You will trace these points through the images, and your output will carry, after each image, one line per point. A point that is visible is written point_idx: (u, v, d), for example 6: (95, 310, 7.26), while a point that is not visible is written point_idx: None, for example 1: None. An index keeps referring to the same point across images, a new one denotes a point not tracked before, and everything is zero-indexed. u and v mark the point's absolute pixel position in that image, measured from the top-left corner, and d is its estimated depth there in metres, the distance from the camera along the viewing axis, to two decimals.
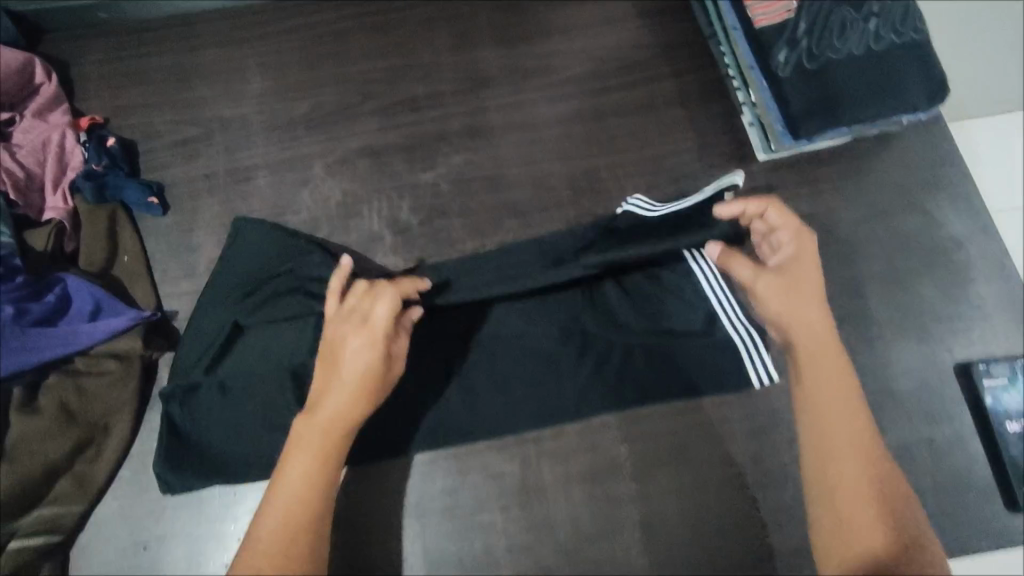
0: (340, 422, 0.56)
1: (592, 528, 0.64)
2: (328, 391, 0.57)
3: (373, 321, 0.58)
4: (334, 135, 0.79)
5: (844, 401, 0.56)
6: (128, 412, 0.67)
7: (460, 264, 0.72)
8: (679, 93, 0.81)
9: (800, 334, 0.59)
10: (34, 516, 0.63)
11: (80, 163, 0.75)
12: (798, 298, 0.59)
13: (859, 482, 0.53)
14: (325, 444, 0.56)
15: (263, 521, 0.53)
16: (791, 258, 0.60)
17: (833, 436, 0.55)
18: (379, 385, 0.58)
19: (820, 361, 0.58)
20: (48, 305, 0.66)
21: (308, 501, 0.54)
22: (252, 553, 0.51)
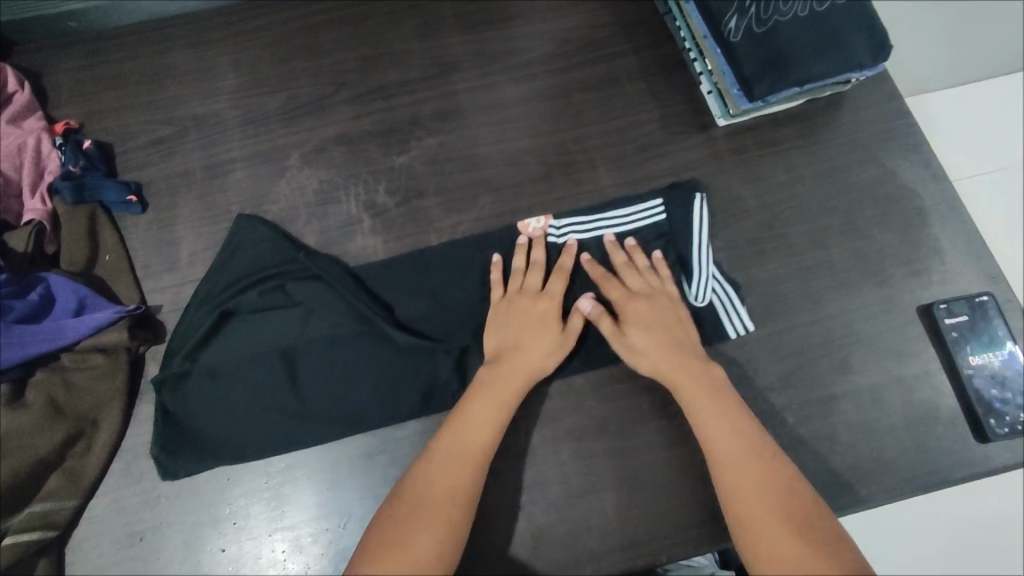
0: (521, 368, 0.66)
1: (581, 485, 0.66)
2: (517, 347, 0.67)
3: (558, 294, 0.70)
4: (308, 126, 0.81)
5: (744, 439, 0.61)
6: (119, 404, 0.67)
7: (449, 248, 0.75)
8: (641, 69, 0.84)
9: (666, 366, 0.65)
10: (25, 514, 0.62)
11: (57, 166, 0.76)
12: (650, 342, 0.66)
13: (763, 497, 0.57)
14: (501, 394, 0.64)
15: (432, 461, 0.60)
16: (644, 310, 0.68)
17: (728, 456, 0.60)
18: (562, 348, 0.67)
19: (707, 405, 0.63)
20: (32, 303, 0.66)
21: (476, 434, 0.62)
22: (424, 486, 0.59)
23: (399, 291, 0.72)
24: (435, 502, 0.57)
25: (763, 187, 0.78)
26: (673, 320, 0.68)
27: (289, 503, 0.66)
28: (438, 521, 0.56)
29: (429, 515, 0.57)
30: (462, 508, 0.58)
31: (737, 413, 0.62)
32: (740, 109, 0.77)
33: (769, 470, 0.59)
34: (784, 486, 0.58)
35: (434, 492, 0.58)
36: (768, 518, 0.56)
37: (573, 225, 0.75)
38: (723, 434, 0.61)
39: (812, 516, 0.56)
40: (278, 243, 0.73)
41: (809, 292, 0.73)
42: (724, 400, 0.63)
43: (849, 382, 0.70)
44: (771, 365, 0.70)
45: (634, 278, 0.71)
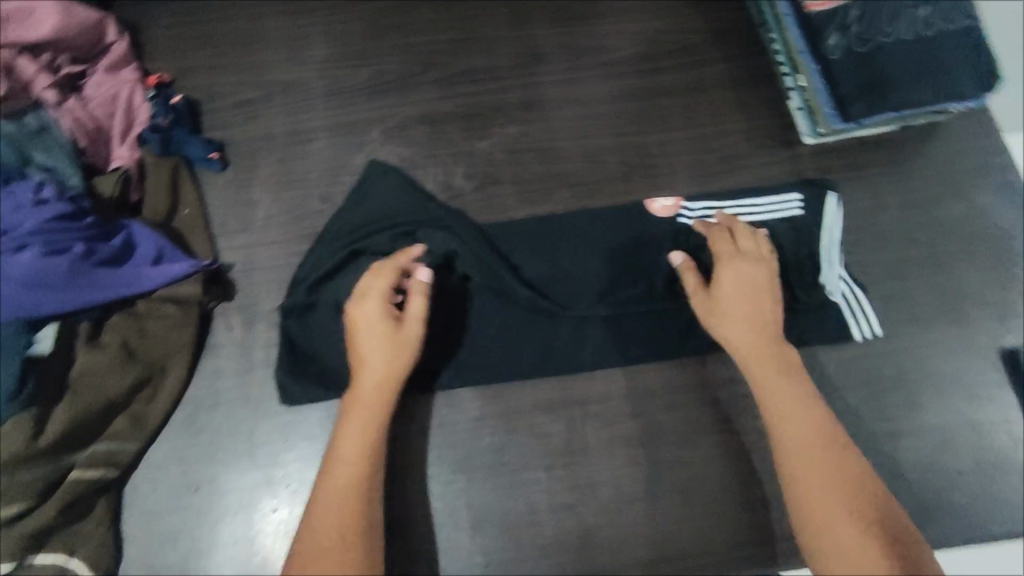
0: (382, 373, 0.62)
1: (635, 490, 0.65)
2: (363, 359, 0.62)
3: (379, 290, 0.63)
4: (393, 103, 0.82)
5: (816, 428, 0.59)
6: (186, 355, 0.68)
7: (556, 219, 0.75)
8: (730, 79, 0.83)
9: (745, 339, 0.64)
10: (90, 452, 0.63)
11: (146, 118, 0.78)
12: (738, 308, 0.65)
13: (843, 495, 0.55)
14: (353, 423, 0.60)
15: (316, 508, 0.57)
16: (733, 276, 0.66)
17: (798, 449, 0.58)
18: (409, 340, 0.62)
19: (779, 387, 0.61)
20: (115, 247, 0.67)
21: (359, 461, 0.59)
22: (315, 538, 0.55)
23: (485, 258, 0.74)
24: (332, 549, 0.54)
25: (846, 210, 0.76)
26: (765, 289, 0.66)
27: None
28: (344, 573, 0.53)
29: (325, 571, 0.53)
30: (357, 545, 0.55)
31: (807, 395, 0.61)
32: (831, 127, 0.75)
33: (842, 463, 0.57)
34: (852, 475, 0.56)
35: (325, 545, 0.54)
36: (835, 511, 0.55)
37: (704, 210, 0.75)
38: (796, 417, 0.59)
39: (880, 509, 0.55)
40: (370, 205, 0.76)
41: (886, 323, 0.71)
42: (795, 381, 0.61)
43: (920, 418, 0.68)
44: (839, 393, 0.68)
45: (726, 241, 0.68)
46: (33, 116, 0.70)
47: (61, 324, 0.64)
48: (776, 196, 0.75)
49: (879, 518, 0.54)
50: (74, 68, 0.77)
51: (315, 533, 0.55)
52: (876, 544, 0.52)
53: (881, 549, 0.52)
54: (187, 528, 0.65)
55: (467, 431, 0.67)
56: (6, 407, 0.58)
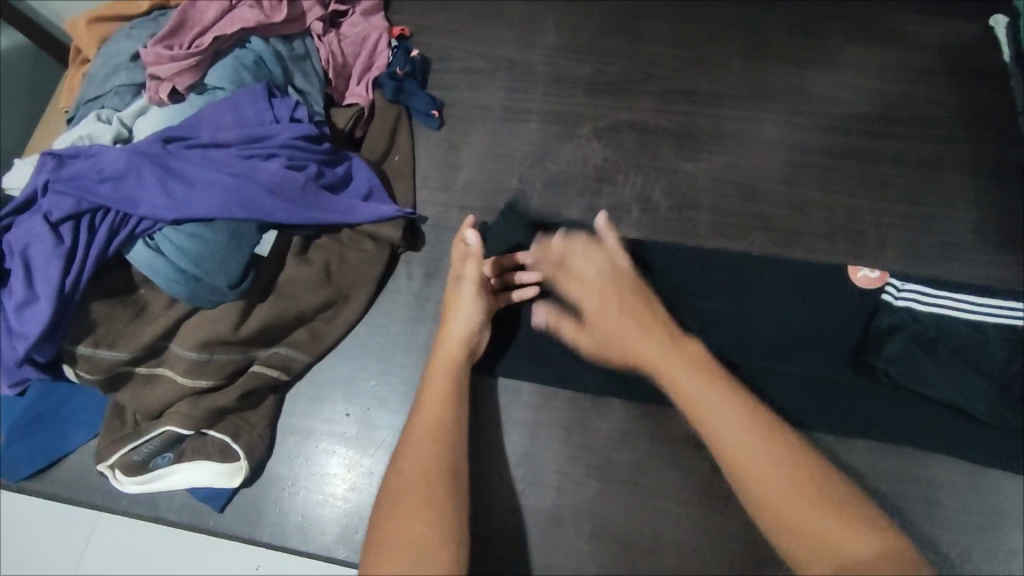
0: (464, 331, 0.64)
1: (767, 555, 0.62)
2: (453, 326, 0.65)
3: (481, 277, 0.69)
4: (609, 104, 0.83)
5: (707, 379, 0.55)
6: (370, 291, 0.73)
7: (747, 258, 0.73)
8: (971, 163, 0.77)
9: (591, 303, 0.63)
10: (272, 352, 0.69)
11: (384, 64, 0.83)
12: (581, 273, 0.65)
13: (748, 456, 0.50)
14: (449, 371, 0.62)
15: (404, 451, 0.56)
16: (588, 325, 0.64)
17: (706, 409, 0.53)
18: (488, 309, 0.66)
19: (671, 365, 0.56)
20: (338, 175, 0.73)
21: (440, 415, 0.58)
22: (403, 475, 0.54)
23: (665, 278, 0.73)
24: (420, 486, 0.53)
25: None
26: (600, 300, 0.63)
27: (480, 442, 0.68)
28: (436, 512, 0.51)
29: (409, 508, 0.51)
30: (442, 491, 0.53)
31: (708, 369, 0.56)
32: None
33: (739, 413, 0.52)
34: (750, 426, 0.52)
35: (408, 484, 0.53)
36: (764, 468, 0.49)
37: (914, 292, 0.69)
38: (694, 385, 0.55)
39: (809, 466, 0.50)
40: (564, 199, 0.78)
41: None
42: (687, 354, 0.57)
43: None
44: (1017, 529, 0.62)
45: (578, 242, 0.67)
46: (300, 42, 0.79)
47: (279, 234, 0.70)
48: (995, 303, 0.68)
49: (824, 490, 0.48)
50: (338, 7, 0.84)
51: (402, 473, 0.54)
52: (823, 503, 0.48)
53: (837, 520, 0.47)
54: (334, 448, 0.69)
55: (610, 441, 0.67)
56: (228, 292, 0.65)
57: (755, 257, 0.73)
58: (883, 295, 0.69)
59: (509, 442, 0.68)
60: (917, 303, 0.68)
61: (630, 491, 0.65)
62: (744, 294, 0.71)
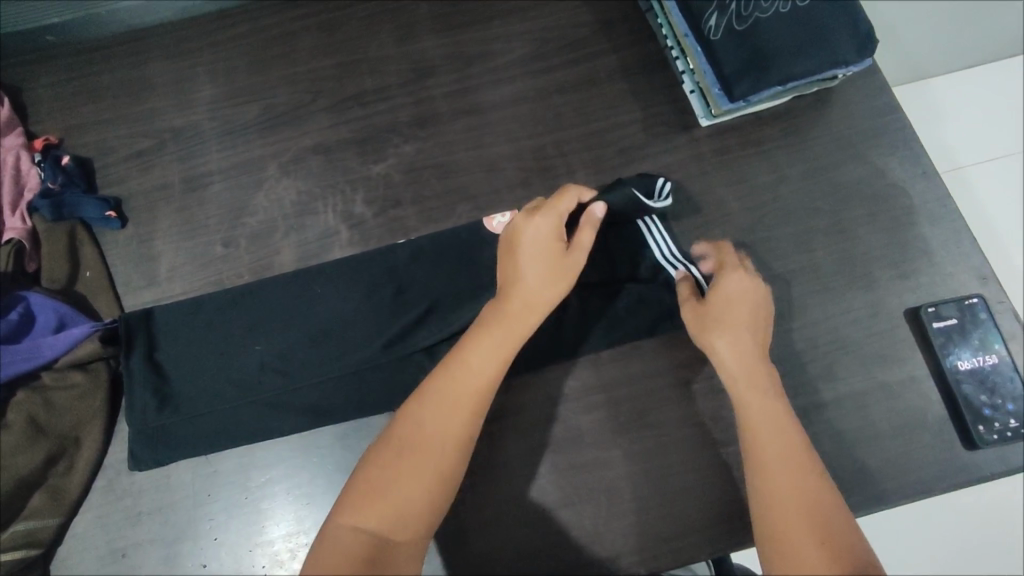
0: (535, 295, 0.60)
1: (558, 497, 0.65)
2: (522, 276, 0.61)
3: (552, 213, 0.63)
4: (287, 135, 0.81)
5: (761, 377, 0.60)
6: (99, 422, 0.67)
7: (457, 231, 0.74)
8: (622, 69, 0.82)
9: (739, 314, 0.62)
10: (8, 533, 0.63)
11: (36, 183, 0.76)
12: (745, 306, 0.63)
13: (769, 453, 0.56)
14: (511, 330, 0.58)
15: (425, 397, 0.55)
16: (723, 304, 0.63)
17: (751, 404, 0.59)
18: (570, 266, 0.61)
19: (748, 384, 0.60)
20: (10, 323, 0.67)
21: (491, 368, 0.57)
22: (413, 430, 0.54)
23: (376, 286, 0.72)
24: (429, 451, 0.53)
25: (745, 188, 0.76)
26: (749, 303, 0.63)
27: (268, 519, 0.66)
28: (423, 464, 0.53)
29: (415, 476, 0.52)
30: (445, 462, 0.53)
31: (768, 390, 0.59)
32: (720, 109, 0.74)
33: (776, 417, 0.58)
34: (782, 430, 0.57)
35: (425, 445, 0.53)
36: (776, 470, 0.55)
37: None
38: (752, 403, 0.59)
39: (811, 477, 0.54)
40: (272, 246, 0.76)
41: (793, 296, 0.71)
42: (764, 378, 0.60)
43: (834, 389, 0.68)
44: None
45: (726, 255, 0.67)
46: None
47: None
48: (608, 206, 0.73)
49: (840, 539, 0.50)
50: None
51: (427, 432, 0.54)
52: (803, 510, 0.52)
53: (840, 554, 0.49)
54: None
55: None
56: None
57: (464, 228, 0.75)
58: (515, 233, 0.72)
59: (296, 506, 0.67)
60: None
61: None
62: (458, 265, 0.73)
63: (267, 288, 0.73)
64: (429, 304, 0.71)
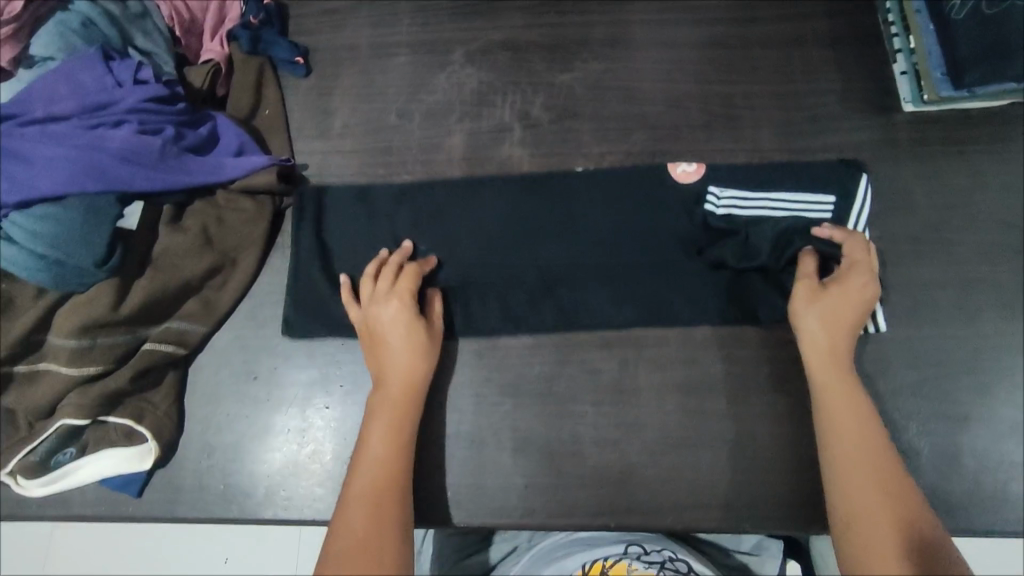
0: (408, 377, 0.63)
1: (679, 436, 0.65)
2: (389, 359, 0.64)
3: (405, 292, 0.66)
4: (479, 25, 0.81)
5: (853, 403, 0.60)
6: (257, 251, 0.70)
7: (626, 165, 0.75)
8: (831, 36, 0.79)
9: (843, 313, 0.64)
10: (163, 327, 0.66)
11: (238, 15, 0.78)
12: (851, 309, 0.64)
13: (865, 483, 0.56)
14: (402, 410, 0.62)
15: (364, 453, 0.60)
16: (842, 294, 0.64)
17: (847, 428, 0.59)
18: (428, 347, 0.65)
19: (845, 398, 0.60)
20: (201, 136, 0.69)
21: (397, 430, 0.61)
22: (359, 468, 0.59)
23: (548, 207, 0.73)
24: (356, 500, 0.57)
25: (937, 185, 0.72)
26: (864, 302, 0.64)
27: None
28: (362, 507, 0.57)
29: (364, 507, 0.57)
30: (386, 503, 0.57)
31: (865, 421, 0.59)
32: (939, 95, 0.71)
33: (873, 448, 0.58)
34: (874, 461, 0.57)
35: (367, 490, 0.58)
36: (864, 489, 0.56)
37: (731, 196, 0.71)
38: (844, 421, 0.59)
39: (906, 504, 0.55)
40: (445, 130, 0.77)
41: (963, 305, 0.68)
42: (861, 409, 0.60)
43: (986, 407, 0.65)
44: (901, 369, 0.67)
45: (863, 250, 0.66)
46: None
47: (146, 204, 0.66)
48: (803, 193, 0.71)
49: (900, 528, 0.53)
50: None
51: (359, 476, 0.59)
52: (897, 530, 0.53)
53: (900, 541, 0.53)
54: (247, 413, 0.68)
55: (519, 359, 0.68)
56: (99, 271, 0.61)
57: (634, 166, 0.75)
58: (704, 204, 0.72)
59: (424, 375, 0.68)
60: (734, 205, 0.71)
61: (545, 401, 0.67)
62: (625, 196, 0.73)
63: (436, 178, 0.75)
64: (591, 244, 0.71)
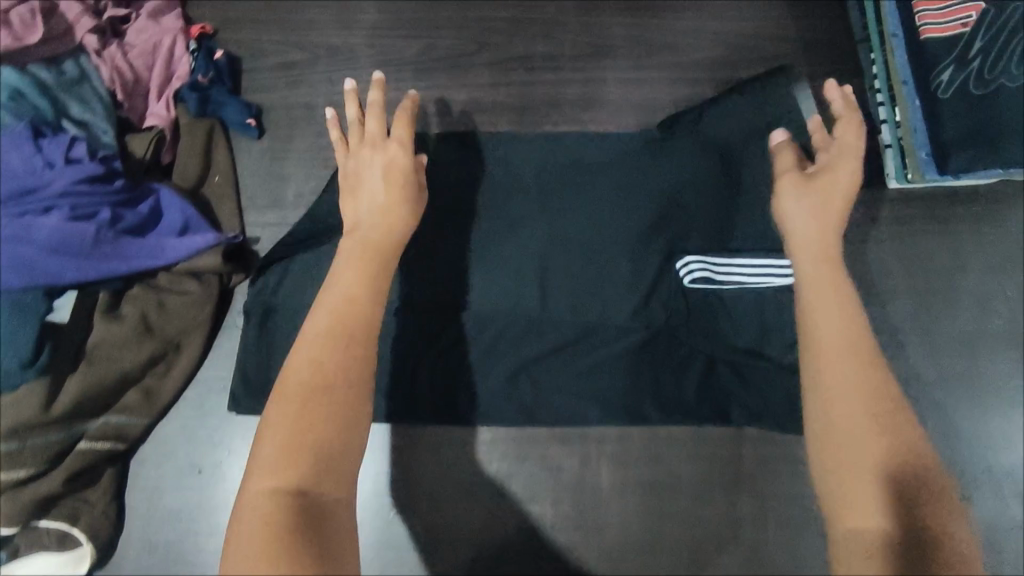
0: (381, 225, 0.49)
1: (641, 540, 0.62)
2: (359, 215, 0.50)
3: (400, 137, 0.54)
4: (442, 83, 0.76)
5: (843, 297, 0.45)
6: (202, 335, 0.66)
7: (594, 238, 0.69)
8: (814, 101, 0.74)
9: (828, 206, 0.51)
10: (99, 423, 0.63)
11: (185, 73, 0.73)
12: (839, 195, 0.52)
13: (850, 370, 0.41)
14: (373, 258, 0.46)
15: (307, 334, 0.41)
16: (823, 185, 0.52)
17: (819, 301, 0.45)
18: (418, 201, 0.52)
19: (833, 268, 0.47)
20: (141, 215, 0.65)
21: (357, 304, 0.43)
22: (298, 352, 0.40)
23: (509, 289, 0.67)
24: (305, 388, 0.39)
25: (919, 269, 0.69)
26: (849, 188, 0.52)
27: None
28: (303, 391, 0.39)
29: (298, 409, 0.38)
30: (343, 380, 0.39)
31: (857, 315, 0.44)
32: (923, 176, 0.66)
33: (862, 353, 0.42)
34: (860, 371, 0.41)
35: (311, 376, 0.39)
36: (843, 375, 0.41)
37: (705, 262, 0.67)
38: (817, 297, 0.45)
39: (902, 427, 0.40)
40: None
41: (942, 400, 0.65)
42: (848, 307, 0.45)
43: (960, 510, 0.63)
44: None
45: (857, 131, 0.55)
46: (72, 62, 0.69)
47: (80, 293, 0.63)
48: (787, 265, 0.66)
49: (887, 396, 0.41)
50: (118, 12, 0.72)
51: (304, 363, 0.40)
52: (875, 436, 0.39)
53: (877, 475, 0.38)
54: (191, 509, 0.65)
55: (476, 454, 0.65)
56: (25, 372, 0.59)
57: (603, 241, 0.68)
58: (678, 269, 0.68)
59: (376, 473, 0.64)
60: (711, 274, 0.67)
61: (504, 501, 0.64)
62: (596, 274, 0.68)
63: None
64: (556, 335, 0.67)
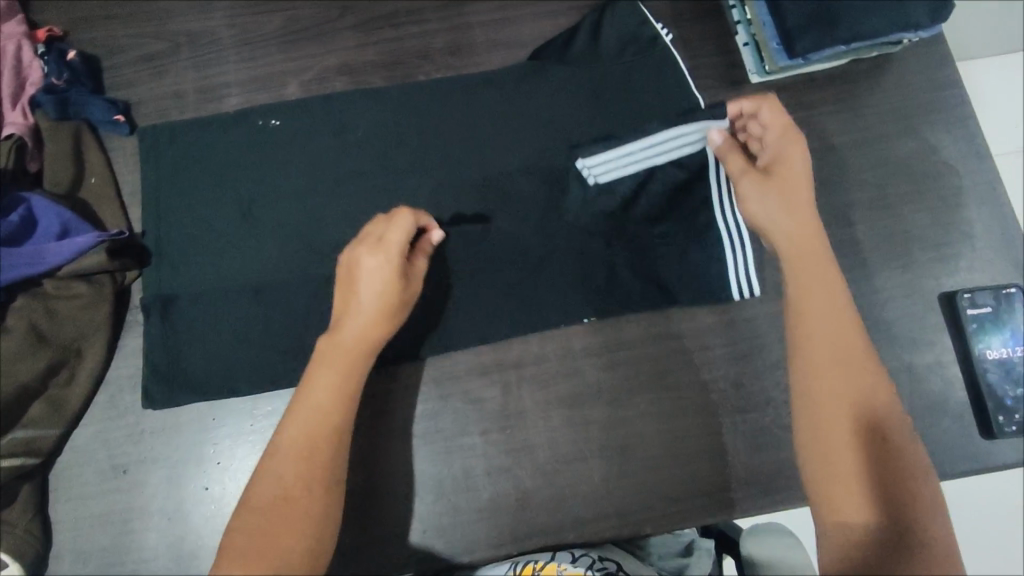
0: (361, 336, 0.58)
1: (570, 450, 0.64)
2: (344, 324, 0.58)
3: (394, 245, 0.58)
4: (310, 52, 0.76)
5: (839, 336, 0.57)
6: (102, 336, 0.65)
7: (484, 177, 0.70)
8: (672, 13, 0.76)
9: (801, 216, 0.61)
10: (6, 441, 0.61)
11: (39, 78, 0.70)
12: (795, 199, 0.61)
13: (846, 411, 0.54)
14: (345, 366, 0.57)
15: (272, 458, 0.54)
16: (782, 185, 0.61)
17: (823, 342, 0.57)
18: (402, 296, 0.59)
19: (821, 292, 0.59)
20: (12, 225, 0.64)
21: (317, 428, 0.54)
22: (266, 478, 0.53)
23: None
24: (274, 509, 0.51)
25: None
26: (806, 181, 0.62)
27: None
28: (262, 513, 0.51)
29: (260, 525, 0.51)
30: (301, 520, 0.51)
31: (864, 363, 0.56)
32: (777, 65, 0.71)
33: (860, 387, 0.55)
34: (853, 406, 0.54)
35: (275, 494, 0.52)
36: (839, 416, 0.54)
37: (606, 160, 0.64)
38: (820, 334, 0.57)
39: (872, 451, 0.53)
40: (288, 166, 0.71)
41: None
42: (855, 353, 0.57)
43: None
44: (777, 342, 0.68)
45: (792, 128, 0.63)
46: None
47: None
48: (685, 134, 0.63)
49: (864, 404, 0.55)
50: None
51: (264, 484, 0.53)
52: (855, 466, 0.53)
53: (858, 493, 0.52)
54: (120, 511, 0.63)
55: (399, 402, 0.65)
56: None
57: (491, 179, 0.70)
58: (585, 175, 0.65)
59: None
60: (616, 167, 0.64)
61: (433, 441, 0.65)
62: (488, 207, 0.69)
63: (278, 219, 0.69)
64: (460, 272, 0.67)
